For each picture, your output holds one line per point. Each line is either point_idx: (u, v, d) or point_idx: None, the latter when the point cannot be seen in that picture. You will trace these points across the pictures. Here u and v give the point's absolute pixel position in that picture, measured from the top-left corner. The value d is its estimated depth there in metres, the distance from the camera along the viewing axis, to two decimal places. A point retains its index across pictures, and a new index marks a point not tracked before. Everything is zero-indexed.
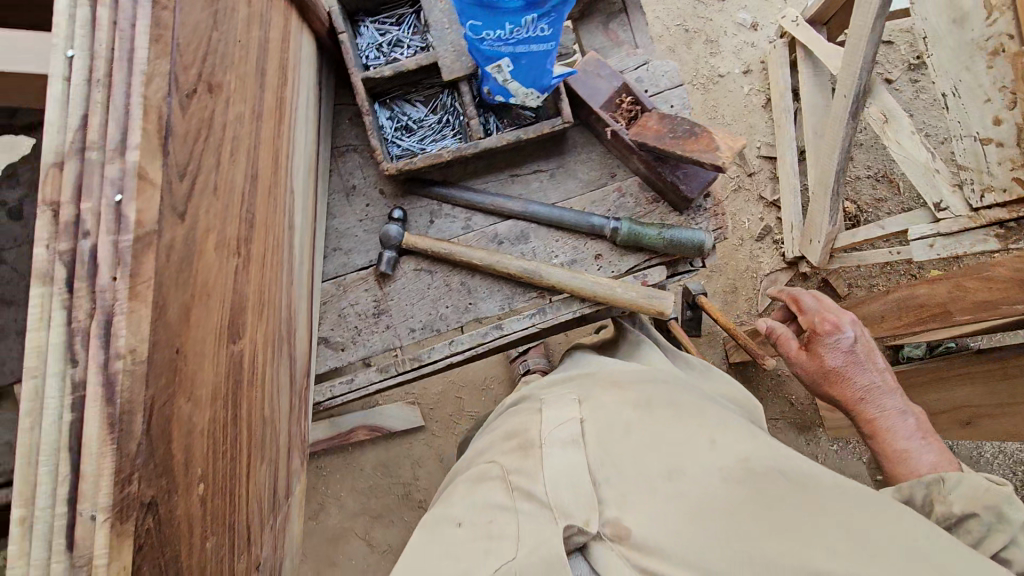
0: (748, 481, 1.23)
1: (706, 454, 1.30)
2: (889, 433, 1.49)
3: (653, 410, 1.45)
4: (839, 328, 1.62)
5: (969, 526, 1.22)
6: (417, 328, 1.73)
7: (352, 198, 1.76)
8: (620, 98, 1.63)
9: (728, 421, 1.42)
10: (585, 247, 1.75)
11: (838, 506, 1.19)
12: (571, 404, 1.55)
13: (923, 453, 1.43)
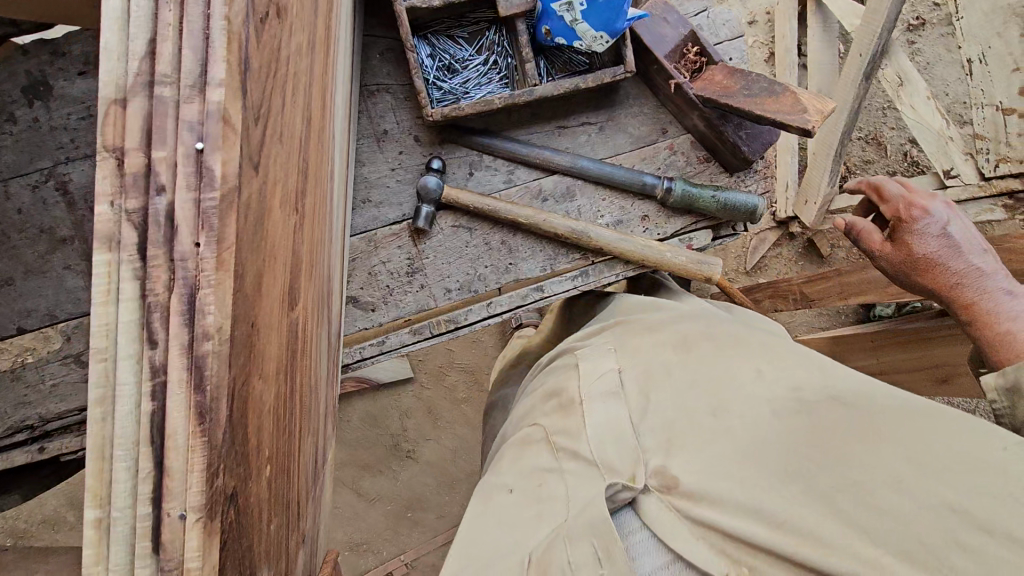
0: (803, 411, 1.00)
1: (753, 386, 1.07)
2: (990, 313, 1.22)
3: (693, 348, 1.21)
4: (927, 211, 1.39)
5: None
6: (454, 289, 1.63)
7: (384, 144, 1.60)
8: (686, 48, 1.53)
9: (779, 348, 1.17)
10: (632, 208, 1.67)
11: (912, 427, 0.92)
12: (607, 352, 1.33)
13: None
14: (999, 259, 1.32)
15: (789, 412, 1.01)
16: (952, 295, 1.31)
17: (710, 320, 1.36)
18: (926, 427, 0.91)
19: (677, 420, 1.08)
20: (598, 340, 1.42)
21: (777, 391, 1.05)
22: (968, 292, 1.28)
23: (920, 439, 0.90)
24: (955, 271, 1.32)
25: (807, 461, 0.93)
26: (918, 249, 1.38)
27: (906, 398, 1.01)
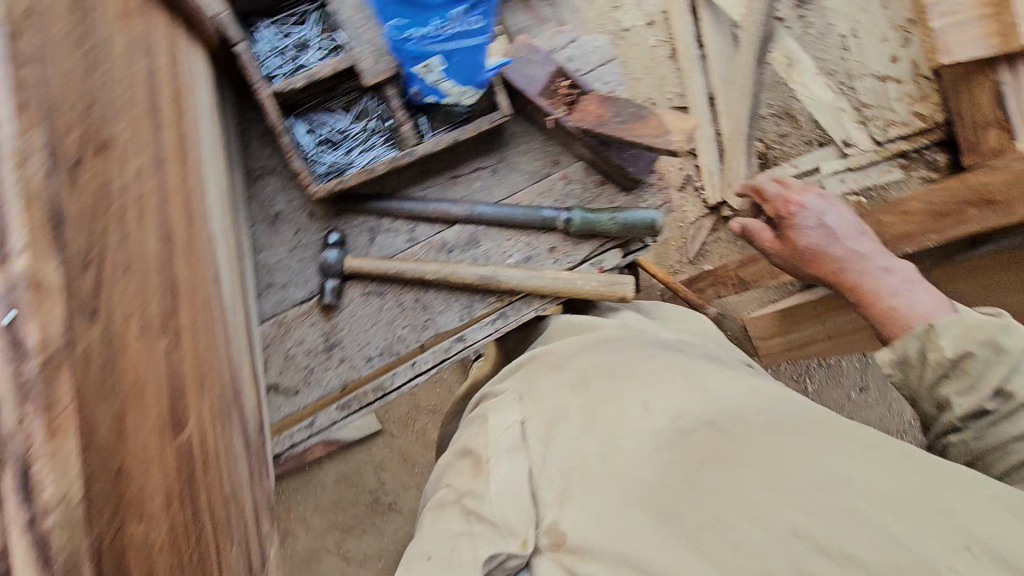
0: (681, 443, 1.07)
1: (640, 418, 1.13)
2: (873, 292, 1.43)
3: (592, 384, 1.27)
4: (805, 207, 1.57)
5: (967, 365, 1.20)
6: (375, 355, 1.63)
7: (277, 227, 1.58)
8: (557, 83, 1.54)
9: (669, 369, 1.23)
10: (538, 242, 1.69)
11: (776, 449, 1.00)
12: (515, 401, 1.36)
13: (916, 298, 1.35)
14: (871, 241, 1.53)
15: (667, 446, 1.07)
16: (839, 280, 1.50)
17: (611, 343, 1.42)
18: (795, 444, 1.00)
19: (571, 462, 1.14)
20: (512, 384, 1.45)
21: (660, 421, 1.11)
22: (853, 276, 1.48)
23: (779, 465, 0.98)
24: (836, 258, 1.51)
25: (677, 498, 1.01)
26: (803, 242, 1.55)
27: (778, 411, 1.09)
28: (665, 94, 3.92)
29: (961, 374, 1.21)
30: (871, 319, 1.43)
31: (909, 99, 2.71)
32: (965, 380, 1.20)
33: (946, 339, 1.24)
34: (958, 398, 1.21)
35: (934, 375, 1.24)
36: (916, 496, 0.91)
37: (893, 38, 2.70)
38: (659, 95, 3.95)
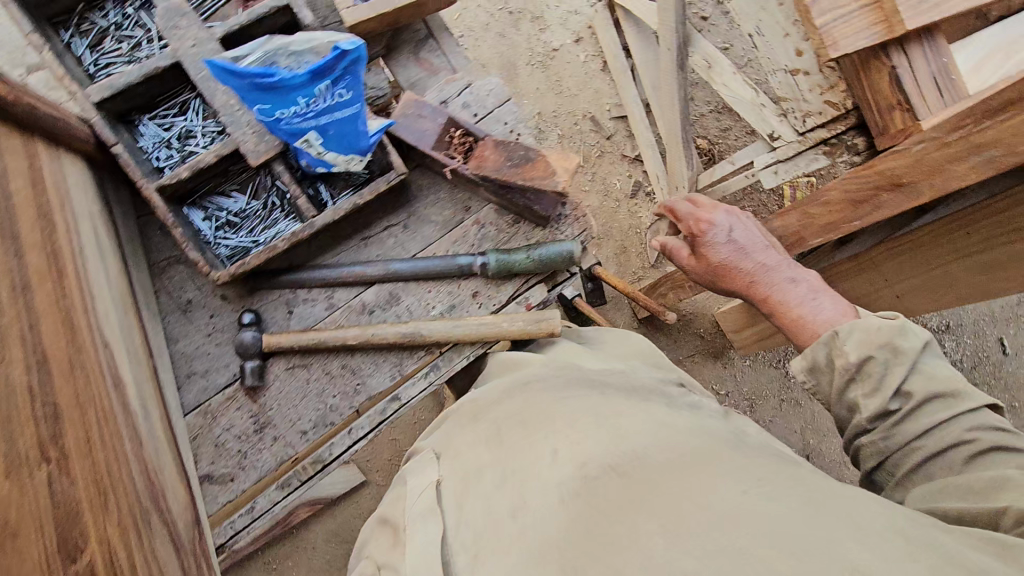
0: (584, 489, 1.10)
1: (545, 471, 1.19)
2: (783, 302, 1.49)
3: (508, 440, 1.34)
4: (715, 224, 1.66)
5: (869, 368, 1.24)
6: (309, 429, 1.60)
7: (191, 315, 1.57)
8: (450, 133, 1.55)
9: (579, 417, 1.29)
10: (460, 289, 1.68)
11: (669, 487, 1.03)
12: (433, 462, 1.52)
13: (820, 308, 1.42)
14: (777, 253, 1.60)
15: (567, 493, 1.12)
16: (752, 293, 1.57)
17: (534, 395, 1.49)
18: (690, 483, 1.03)
19: (487, 523, 1.20)
20: (435, 437, 1.67)
21: (562, 470, 1.17)
22: (764, 289, 1.55)
23: (673, 507, 0.99)
24: (748, 271, 1.58)
25: (571, 539, 1.03)
26: (716, 258, 1.64)
27: (678, 448, 1.14)
28: (603, 106, 4.01)
29: (867, 378, 1.24)
30: (785, 329, 1.49)
31: (820, 88, 2.44)
32: (870, 384, 1.24)
33: (849, 344, 1.28)
34: (865, 400, 1.24)
35: (841, 381, 1.28)
36: (794, 514, 0.93)
37: (795, 32, 2.40)
38: (598, 108, 4.01)
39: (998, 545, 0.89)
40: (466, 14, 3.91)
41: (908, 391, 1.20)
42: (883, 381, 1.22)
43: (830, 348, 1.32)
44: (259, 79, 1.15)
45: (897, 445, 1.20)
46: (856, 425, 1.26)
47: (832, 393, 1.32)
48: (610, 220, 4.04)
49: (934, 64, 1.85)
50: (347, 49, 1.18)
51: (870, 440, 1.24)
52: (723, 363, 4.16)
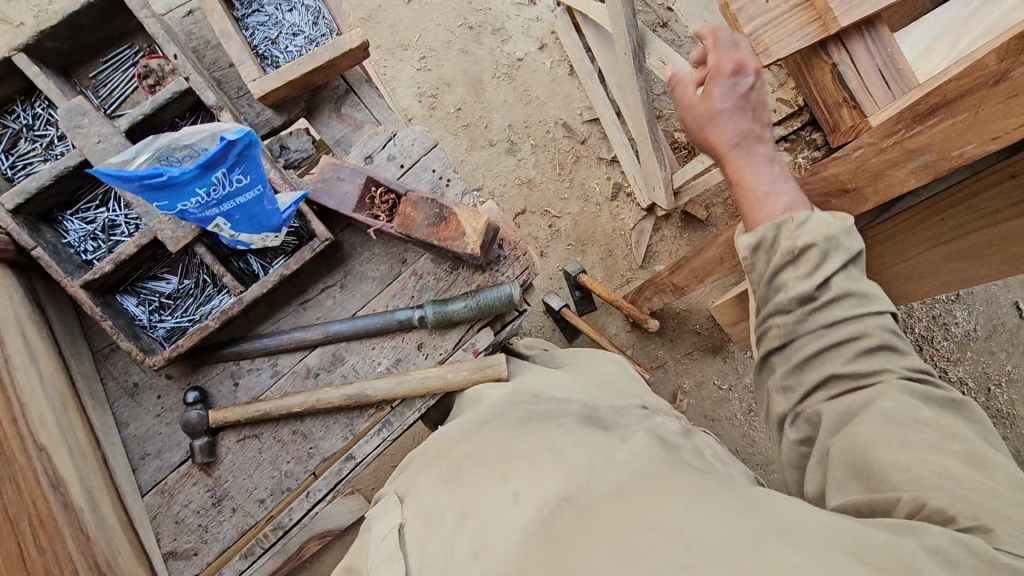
0: (543, 525, 1.03)
1: (503, 511, 1.11)
2: (751, 177, 1.62)
3: (468, 476, 1.26)
4: (743, 70, 1.63)
5: (809, 255, 1.29)
6: (266, 497, 1.61)
7: (139, 397, 1.60)
8: (371, 192, 1.52)
9: (538, 446, 1.24)
10: (404, 342, 1.67)
11: (620, 515, 0.98)
12: (395, 505, 1.39)
13: (781, 193, 1.54)
14: (756, 123, 1.66)
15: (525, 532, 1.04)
16: (738, 153, 1.65)
17: (492, 426, 1.41)
18: (641, 510, 0.98)
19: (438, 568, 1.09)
20: (402, 474, 1.55)
21: (521, 513, 1.08)
22: (740, 159, 1.64)
23: (625, 535, 0.93)
24: (733, 134, 1.65)
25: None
26: (711, 107, 1.66)
27: (630, 476, 1.11)
28: (574, 111, 3.94)
29: (802, 262, 1.30)
30: (739, 197, 1.61)
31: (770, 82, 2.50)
32: (804, 268, 1.29)
33: (800, 230, 1.32)
34: (795, 282, 1.30)
35: (778, 261, 1.34)
36: (728, 523, 0.90)
37: None
38: (569, 113, 3.95)
39: (907, 531, 0.85)
40: (425, 35, 3.85)
41: (829, 283, 1.27)
42: (817, 267, 1.28)
43: (779, 230, 1.35)
44: (149, 181, 1.14)
45: (808, 327, 1.29)
46: (776, 302, 1.33)
47: (764, 274, 1.39)
48: (593, 225, 3.94)
49: (879, 55, 1.74)
50: (233, 138, 1.18)
51: (782, 321, 1.33)
52: (723, 357, 4.04)
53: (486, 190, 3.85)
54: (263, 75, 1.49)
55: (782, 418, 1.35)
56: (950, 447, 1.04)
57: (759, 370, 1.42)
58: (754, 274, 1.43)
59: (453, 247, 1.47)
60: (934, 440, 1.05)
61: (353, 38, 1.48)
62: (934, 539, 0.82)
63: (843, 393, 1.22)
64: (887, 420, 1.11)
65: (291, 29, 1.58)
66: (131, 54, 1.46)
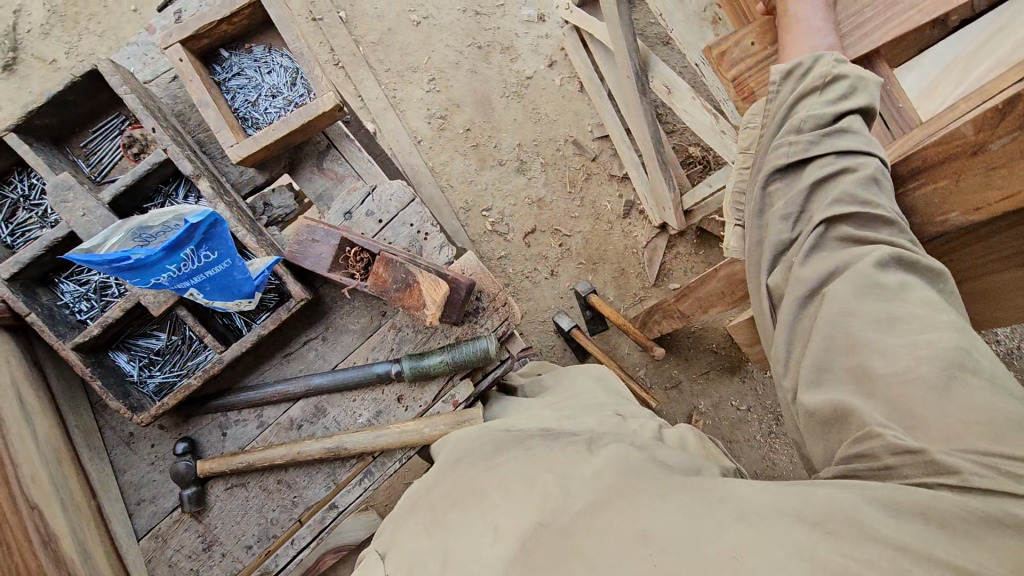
0: (529, 548, 0.98)
1: (487, 511, 1.11)
2: (802, 8, 1.38)
3: (446, 521, 1.14)
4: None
5: (836, 87, 1.20)
6: (253, 543, 1.66)
7: (135, 445, 1.67)
8: (345, 252, 1.55)
9: (507, 475, 1.17)
10: (384, 394, 1.70)
11: (598, 522, 0.98)
12: (374, 563, 1.19)
13: (827, 32, 1.38)
14: None
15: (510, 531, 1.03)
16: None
17: (463, 465, 1.33)
18: (610, 515, 0.99)
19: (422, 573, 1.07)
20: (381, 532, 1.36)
21: (502, 511, 1.08)
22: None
23: (606, 541, 0.95)
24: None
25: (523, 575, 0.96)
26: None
27: (600, 476, 1.08)
28: (584, 128, 3.90)
29: (830, 91, 1.20)
30: (782, 34, 1.43)
31: None
32: (832, 95, 1.20)
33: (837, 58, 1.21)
34: (817, 107, 1.21)
35: (806, 87, 1.22)
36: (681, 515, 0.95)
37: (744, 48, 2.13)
38: (580, 131, 3.90)
39: (856, 485, 0.91)
40: (435, 56, 3.87)
41: (847, 114, 1.19)
42: (841, 100, 1.20)
43: (815, 60, 1.21)
44: (118, 265, 1.19)
45: (819, 154, 1.21)
46: (790, 122, 1.24)
47: (783, 102, 1.26)
48: (605, 243, 3.85)
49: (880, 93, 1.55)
50: (195, 221, 1.24)
51: (793, 141, 1.23)
52: (742, 377, 3.90)
53: (496, 209, 3.84)
54: (241, 139, 1.53)
55: (777, 250, 1.25)
56: (934, 321, 1.00)
57: (755, 205, 1.31)
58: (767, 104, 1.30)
59: (414, 317, 1.50)
60: (919, 317, 1.02)
61: (326, 100, 1.50)
62: (882, 488, 0.89)
63: (843, 234, 1.16)
64: (879, 294, 1.05)
65: (270, 90, 1.61)
66: (118, 123, 1.54)
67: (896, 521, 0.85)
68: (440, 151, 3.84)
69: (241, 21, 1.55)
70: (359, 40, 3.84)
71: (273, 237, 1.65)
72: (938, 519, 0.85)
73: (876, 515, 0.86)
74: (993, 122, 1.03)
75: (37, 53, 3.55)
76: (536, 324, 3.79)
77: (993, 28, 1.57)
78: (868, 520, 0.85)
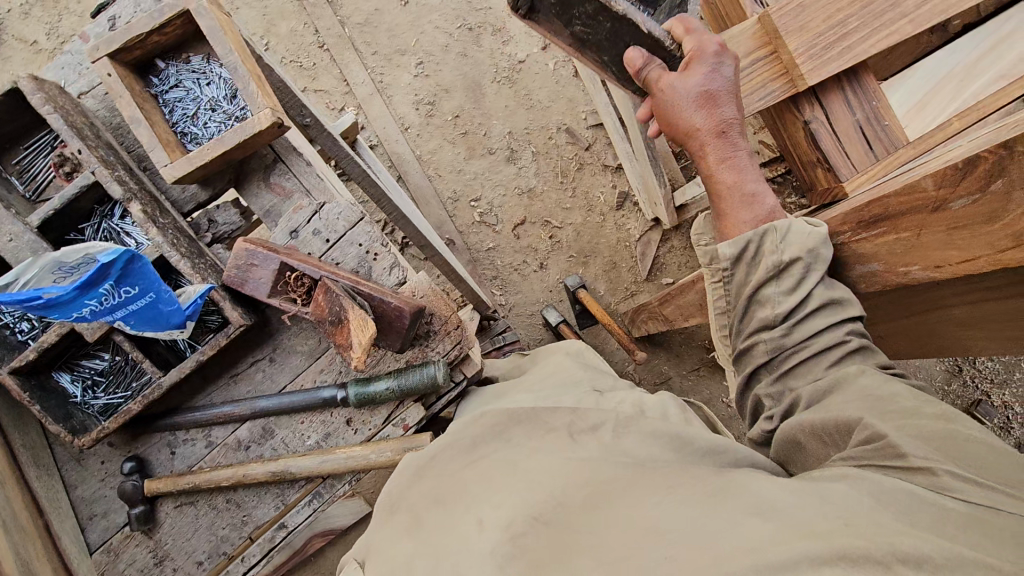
0: (522, 543, 0.92)
1: (478, 501, 1.04)
2: (735, 175, 1.35)
3: (429, 521, 1.07)
4: (724, 51, 1.34)
5: (794, 269, 1.22)
6: (204, 560, 1.65)
7: (84, 461, 1.67)
8: (285, 276, 1.46)
9: (488, 473, 1.10)
10: (333, 416, 1.66)
11: (616, 508, 0.92)
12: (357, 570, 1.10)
13: (764, 194, 1.34)
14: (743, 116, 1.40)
15: (499, 520, 0.97)
16: (720, 149, 1.35)
17: (436, 464, 1.24)
18: (613, 508, 0.92)
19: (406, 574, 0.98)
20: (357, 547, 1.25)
21: (493, 500, 1.02)
22: (717, 153, 1.36)
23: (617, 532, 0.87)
24: (716, 124, 1.34)
25: (515, 563, 0.89)
26: (680, 93, 1.35)
27: (595, 472, 1.03)
28: (578, 115, 3.74)
29: (787, 277, 1.23)
30: (716, 201, 1.39)
31: None
32: (788, 283, 1.23)
33: (785, 242, 1.24)
34: (778, 296, 1.24)
35: (763, 275, 1.25)
36: (693, 509, 0.86)
37: None
38: (573, 118, 3.74)
39: (871, 480, 0.89)
40: (424, 38, 3.75)
41: (810, 296, 1.22)
42: (800, 282, 1.23)
43: (763, 238, 1.26)
44: (28, 303, 1.17)
45: (795, 343, 1.23)
46: (759, 321, 1.28)
47: (744, 287, 1.30)
48: (597, 235, 3.70)
49: (862, 110, 1.42)
50: (106, 259, 1.21)
51: (767, 336, 1.26)
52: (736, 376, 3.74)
53: (485, 199, 3.72)
54: (176, 159, 1.47)
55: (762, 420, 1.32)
56: (922, 416, 1.01)
57: (744, 402, 1.38)
58: (729, 289, 1.35)
59: (344, 355, 1.40)
60: (909, 407, 1.03)
61: (262, 118, 1.42)
62: (898, 495, 0.85)
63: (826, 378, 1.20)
64: (865, 398, 1.09)
65: (209, 103, 1.57)
66: (50, 140, 1.51)
67: (909, 519, 0.81)
68: (428, 139, 3.73)
69: (174, 31, 1.48)
70: (345, 22, 3.73)
71: (216, 259, 1.61)
72: (956, 522, 0.80)
73: (897, 520, 0.80)
74: (953, 179, 0.98)
75: (19, 34, 3.48)
76: (523, 319, 3.68)
77: (1003, 33, 1.32)
78: (890, 522, 0.79)
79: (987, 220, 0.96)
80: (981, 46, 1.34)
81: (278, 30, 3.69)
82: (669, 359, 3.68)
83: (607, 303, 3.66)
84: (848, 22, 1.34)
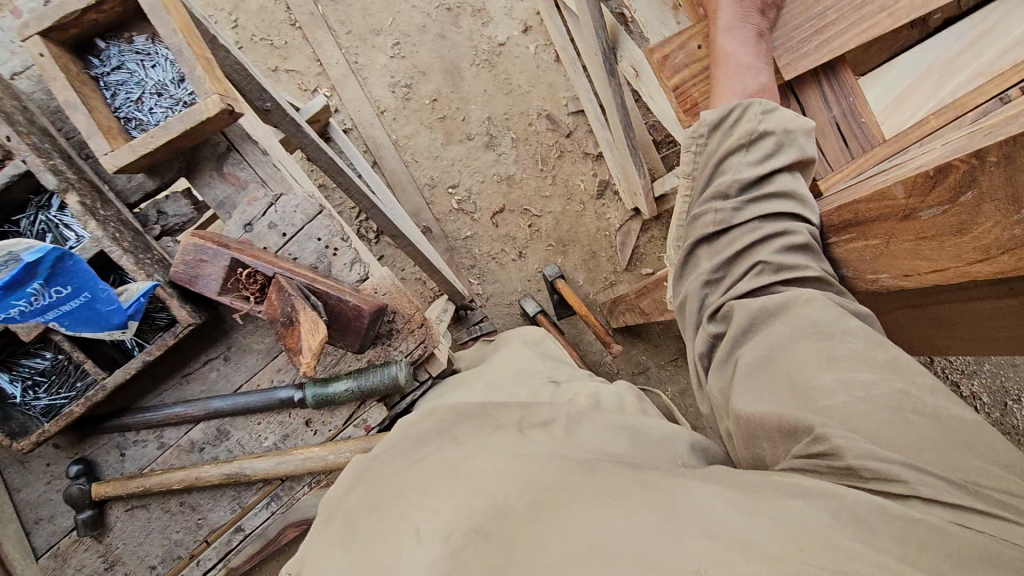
0: (463, 560, 0.87)
1: (412, 509, 0.98)
2: (736, 47, 1.26)
3: (363, 528, 1.00)
4: None
5: (765, 142, 1.20)
6: (157, 564, 1.60)
7: (29, 464, 1.60)
8: (236, 273, 1.37)
9: (429, 473, 1.04)
10: (291, 417, 1.60)
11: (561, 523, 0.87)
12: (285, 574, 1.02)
13: (760, 73, 1.26)
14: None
15: (440, 530, 0.92)
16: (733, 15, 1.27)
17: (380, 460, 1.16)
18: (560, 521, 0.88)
19: None
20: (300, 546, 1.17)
21: (433, 507, 0.96)
22: (729, 18, 1.28)
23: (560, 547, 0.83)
24: None
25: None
26: None
27: (543, 474, 0.98)
28: (559, 101, 3.66)
29: (757, 148, 1.21)
30: (714, 69, 1.32)
31: None
32: (758, 154, 1.21)
33: (766, 114, 1.20)
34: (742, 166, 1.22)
35: (733, 142, 1.23)
36: (643, 526, 0.82)
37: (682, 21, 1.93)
38: (554, 104, 3.66)
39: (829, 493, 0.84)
40: (400, 18, 3.62)
41: (773, 177, 1.20)
42: (770, 157, 1.20)
43: (744, 110, 1.22)
44: None
45: None
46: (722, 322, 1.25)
47: (712, 155, 1.27)
48: (576, 225, 3.65)
49: (839, 106, 1.32)
50: (32, 259, 1.16)
51: (720, 207, 1.24)
52: None
53: (463, 186, 3.63)
54: (118, 147, 1.37)
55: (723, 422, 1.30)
56: None
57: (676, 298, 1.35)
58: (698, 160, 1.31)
59: (293, 359, 1.34)
60: None
61: (210, 105, 1.33)
62: (855, 507, 0.82)
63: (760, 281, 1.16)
64: None
65: (156, 88, 1.49)
66: None
67: (873, 541, 0.77)
68: (405, 123, 3.62)
69: (114, 9, 1.38)
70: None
71: (164, 252, 1.52)
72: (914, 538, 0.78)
73: (855, 541, 0.77)
74: (924, 187, 0.94)
75: None
76: (501, 308, 3.62)
77: (986, 25, 1.22)
78: (847, 545, 0.76)
79: (955, 232, 0.93)
80: (963, 39, 1.24)
81: (247, 7, 3.53)
82: (646, 350, 3.67)
83: (585, 293, 3.63)
84: (826, 14, 1.29)
